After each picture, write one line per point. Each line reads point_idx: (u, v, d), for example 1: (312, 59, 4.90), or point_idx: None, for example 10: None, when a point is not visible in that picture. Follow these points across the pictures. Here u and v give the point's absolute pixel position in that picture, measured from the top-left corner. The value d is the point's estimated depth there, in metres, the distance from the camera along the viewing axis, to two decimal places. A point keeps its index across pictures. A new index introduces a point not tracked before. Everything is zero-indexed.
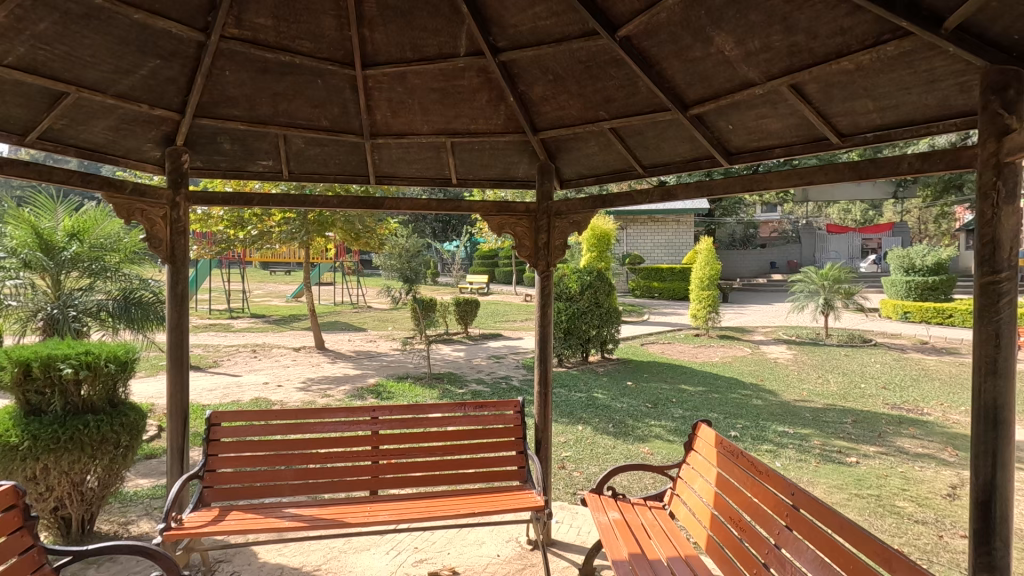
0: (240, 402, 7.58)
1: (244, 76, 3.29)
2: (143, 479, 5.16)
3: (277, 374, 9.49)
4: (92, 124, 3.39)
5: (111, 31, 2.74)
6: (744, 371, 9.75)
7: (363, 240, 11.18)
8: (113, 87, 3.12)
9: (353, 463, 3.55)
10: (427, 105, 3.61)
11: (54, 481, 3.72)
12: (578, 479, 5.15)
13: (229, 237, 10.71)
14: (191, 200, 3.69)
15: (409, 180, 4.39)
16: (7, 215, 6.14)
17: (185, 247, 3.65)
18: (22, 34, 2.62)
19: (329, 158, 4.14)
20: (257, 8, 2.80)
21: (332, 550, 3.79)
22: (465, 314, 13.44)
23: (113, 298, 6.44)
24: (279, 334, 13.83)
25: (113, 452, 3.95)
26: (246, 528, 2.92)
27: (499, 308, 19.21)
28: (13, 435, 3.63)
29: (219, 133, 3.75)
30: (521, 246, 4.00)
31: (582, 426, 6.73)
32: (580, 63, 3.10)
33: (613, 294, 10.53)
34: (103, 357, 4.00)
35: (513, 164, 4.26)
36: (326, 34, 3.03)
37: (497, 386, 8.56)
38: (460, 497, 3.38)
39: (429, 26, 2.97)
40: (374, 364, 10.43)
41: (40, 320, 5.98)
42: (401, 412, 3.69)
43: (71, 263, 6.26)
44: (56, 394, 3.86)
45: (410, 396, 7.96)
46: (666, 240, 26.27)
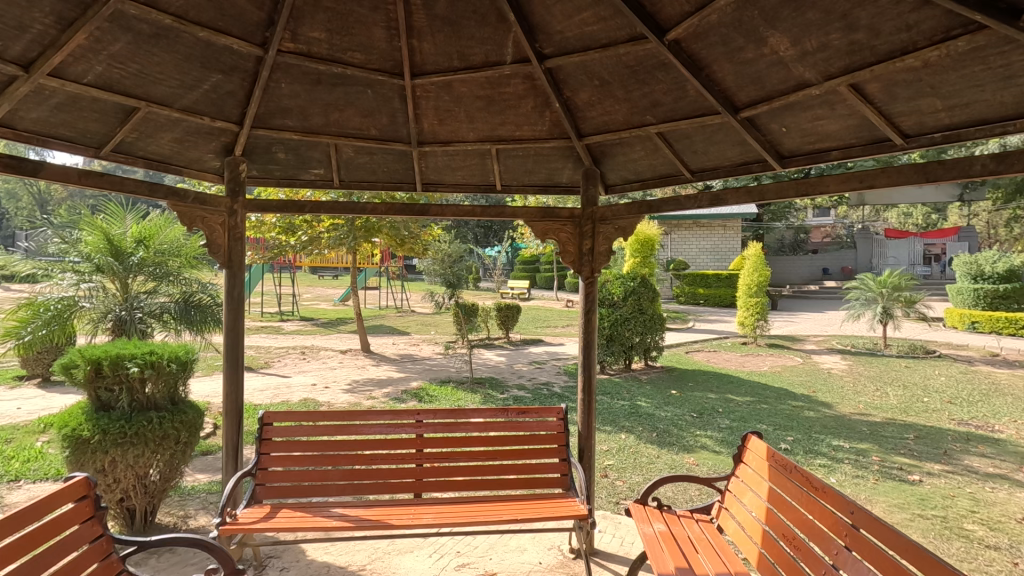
0: (290, 402, 7.84)
1: (298, 88, 3.41)
2: (200, 474, 5.40)
3: (324, 375, 9.79)
4: (159, 137, 3.59)
5: (178, 48, 2.90)
6: (795, 382, 9.36)
7: (408, 245, 11.36)
8: (179, 101, 3.30)
9: (397, 465, 3.61)
10: (472, 112, 3.65)
11: (121, 473, 3.93)
12: (621, 488, 5.07)
13: (282, 242, 11.11)
14: (247, 207, 3.85)
15: (454, 187, 4.45)
16: (83, 222, 6.57)
17: (241, 252, 3.83)
18: (99, 54, 2.81)
19: (377, 166, 4.25)
20: (312, 23, 2.90)
21: (377, 550, 3.86)
22: (506, 319, 13.49)
23: (175, 301, 6.76)
24: (327, 336, 14.24)
25: (174, 447, 4.15)
26: (296, 526, 3.01)
27: (541, 314, 19.19)
28: (85, 429, 3.87)
29: (274, 143, 3.90)
30: (565, 252, 3.99)
31: (625, 434, 6.63)
32: (626, 68, 3.07)
33: (657, 300, 10.34)
34: (165, 357, 4.22)
35: (557, 170, 4.27)
36: (377, 45, 3.10)
37: (539, 392, 8.52)
38: (503, 502, 3.38)
39: (476, 35, 3.00)
40: (418, 367, 10.62)
41: (110, 320, 6.38)
42: (444, 417, 3.75)
43: (138, 267, 6.62)
44: (124, 391, 4.10)
45: (451, 399, 8.07)
46: (712, 245, 25.59)
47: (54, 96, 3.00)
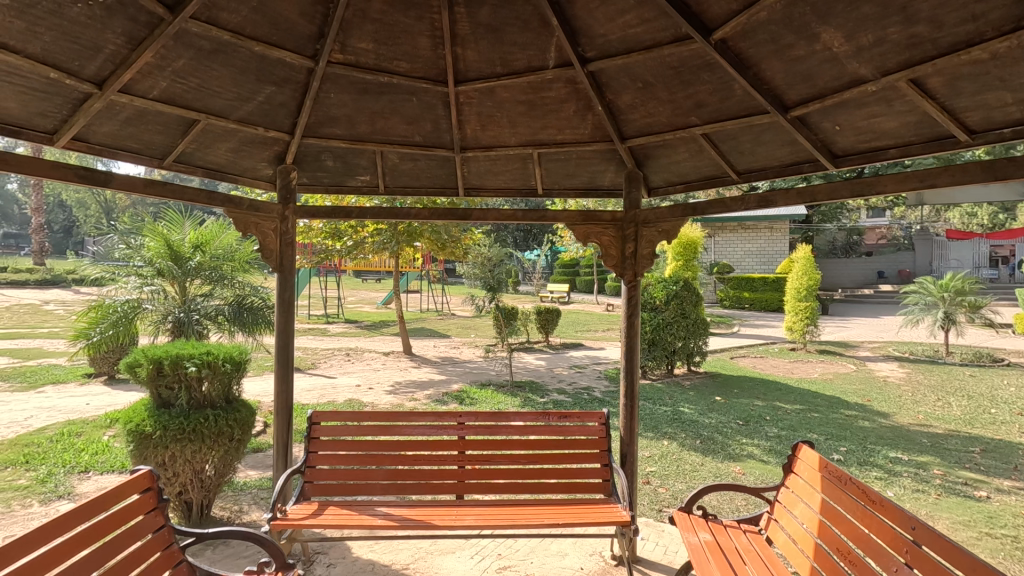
0: (335, 402, 8.06)
1: (346, 98, 3.52)
2: (252, 471, 5.61)
3: (368, 376, 10.02)
4: (217, 147, 3.77)
5: (235, 63, 3.04)
6: (848, 390, 8.96)
7: (449, 249, 11.51)
8: (235, 113, 3.46)
9: (440, 466, 3.66)
10: (514, 117, 3.67)
11: (180, 468, 4.14)
12: (664, 496, 4.97)
13: (328, 247, 11.46)
14: (298, 213, 3.99)
15: (496, 192, 4.49)
16: (145, 229, 6.94)
17: (292, 256, 3.98)
18: (164, 70, 2.98)
19: (421, 171, 4.32)
20: (360, 34, 2.99)
21: (419, 550, 3.91)
22: (546, 322, 13.47)
23: (228, 303, 7.04)
24: (370, 338, 14.56)
25: (228, 444, 4.33)
26: (342, 524, 3.09)
27: (580, 318, 19.07)
28: (148, 425, 4.09)
29: (323, 151, 4.03)
30: (607, 255, 3.96)
31: (668, 441, 6.50)
32: (670, 70, 3.03)
33: (700, 304, 10.11)
34: (221, 357, 4.41)
35: (598, 173, 4.25)
36: (421, 54, 3.16)
37: (579, 396, 8.47)
38: (544, 506, 3.37)
39: (518, 41, 3.02)
40: (458, 370, 10.72)
41: (170, 322, 6.70)
42: (486, 419, 3.77)
43: (195, 271, 6.94)
44: (182, 390, 4.31)
45: (491, 402, 8.11)
46: (758, 248, 24.85)
47: (122, 110, 3.20)
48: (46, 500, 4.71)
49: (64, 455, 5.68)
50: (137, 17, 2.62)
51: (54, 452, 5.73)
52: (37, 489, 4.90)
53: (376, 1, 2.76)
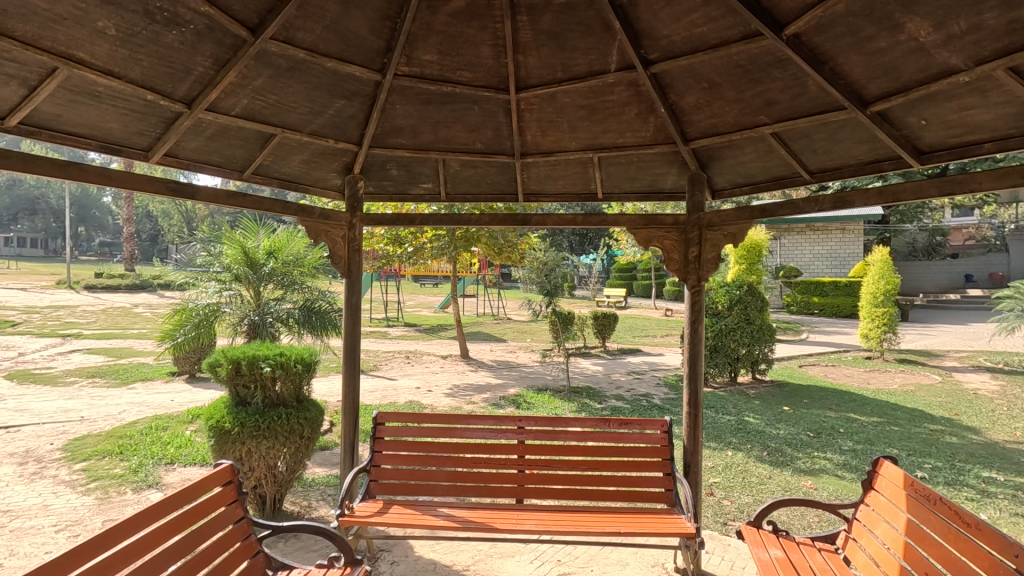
0: (396, 403, 8.28)
1: (411, 109, 3.63)
2: (319, 468, 5.85)
3: (427, 379, 10.23)
4: (291, 159, 3.98)
5: (309, 78, 3.21)
6: (932, 403, 8.34)
7: (505, 254, 11.60)
8: (308, 126, 3.65)
9: (499, 470, 3.69)
10: (575, 122, 3.67)
11: (256, 463, 4.37)
12: (729, 508, 4.79)
13: (390, 252, 11.81)
14: (364, 221, 4.15)
15: (555, 197, 4.50)
16: (224, 237, 7.41)
17: (359, 262, 4.14)
18: (246, 88, 3.18)
19: (482, 178, 4.39)
20: (425, 46, 3.08)
21: (479, 552, 3.96)
22: (603, 327, 13.32)
23: (298, 307, 7.39)
24: (428, 342, 14.88)
25: (298, 441, 4.54)
26: (406, 523, 3.18)
27: (638, 323, 18.70)
28: (227, 421, 4.35)
29: (388, 161, 4.17)
30: (670, 259, 3.88)
31: (733, 451, 6.26)
32: (737, 68, 2.93)
33: (766, 310, 9.69)
34: (293, 358, 4.63)
35: (660, 176, 4.17)
36: (484, 63, 3.22)
37: (638, 403, 8.30)
38: (605, 514, 3.33)
39: (580, 46, 3.02)
40: (514, 374, 10.77)
41: (246, 324, 7.11)
42: (545, 424, 3.77)
43: (269, 276, 7.34)
44: (258, 389, 4.56)
45: (548, 407, 8.09)
46: (828, 250, 23.57)
47: (208, 127, 3.43)
48: (138, 488, 5.10)
49: (152, 447, 6.12)
50: (222, 40, 2.81)
51: (143, 444, 6.20)
52: (130, 478, 5.32)
53: (441, 14, 2.84)
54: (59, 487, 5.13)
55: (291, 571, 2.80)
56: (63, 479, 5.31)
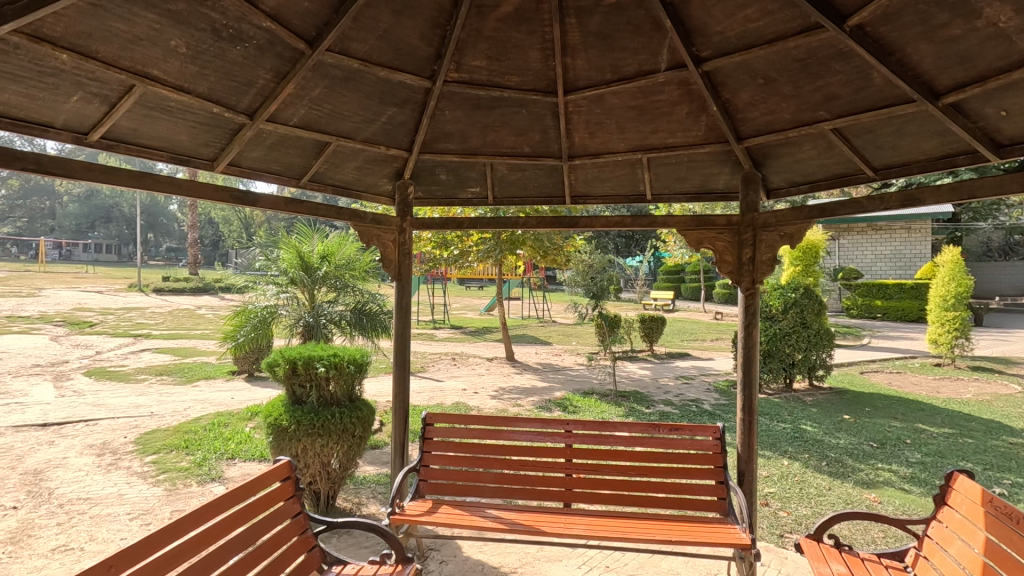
0: (444, 404, 8.40)
1: (460, 114, 3.68)
2: (370, 466, 6.00)
3: (473, 381, 10.33)
4: (344, 166, 4.11)
5: (362, 88, 3.31)
6: (1011, 414, 7.75)
7: (551, 257, 11.57)
8: (361, 134, 3.76)
9: (546, 473, 3.68)
10: (624, 123, 3.63)
11: (311, 460, 4.53)
12: (786, 520, 4.60)
13: (437, 256, 11.99)
14: (414, 225, 4.23)
15: (603, 199, 4.46)
16: (281, 242, 7.73)
17: (409, 266, 4.22)
18: (303, 99, 3.30)
19: (529, 181, 4.41)
20: (474, 52, 3.12)
21: (527, 555, 3.96)
22: (650, 331, 13.09)
23: (350, 309, 7.61)
24: (474, 344, 15.01)
25: (351, 439, 4.68)
26: (455, 523, 3.22)
27: (687, 326, 18.25)
28: (284, 419, 4.53)
29: (437, 166, 4.25)
30: (722, 261, 3.78)
31: (789, 460, 6.02)
32: (795, 62, 2.83)
33: (824, 314, 9.27)
34: (345, 359, 4.78)
35: (712, 176, 4.07)
36: (532, 67, 3.23)
37: (687, 409, 8.10)
38: (654, 521, 3.27)
39: (629, 46, 2.98)
40: (560, 377, 10.71)
41: (301, 326, 7.37)
42: (592, 428, 3.74)
43: (322, 280, 7.60)
44: (312, 388, 4.72)
45: (595, 411, 8.01)
46: (892, 251, 22.34)
47: (268, 137, 3.59)
48: (202, 481, 5.37)
49: (215, 443, 6.44)
50: (282, 53, 2.94)
51: (207, 440, 6.53)
52: (195, 471, 5.61)
53: (490, 19, 2.87)
54: (133, 478, 5.47)
55: (346, 566, 2.90)
56: (136, 471, 5.66)
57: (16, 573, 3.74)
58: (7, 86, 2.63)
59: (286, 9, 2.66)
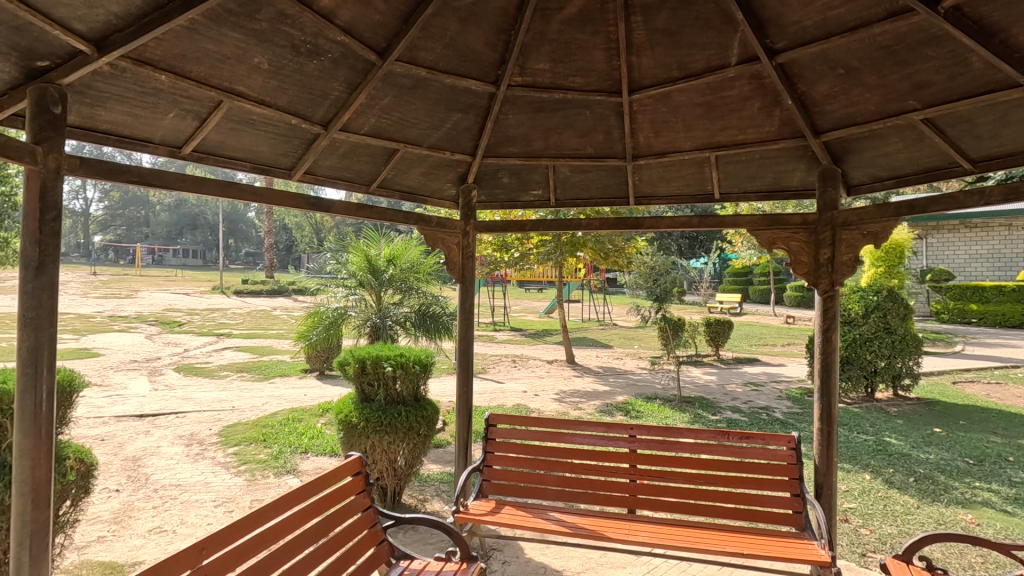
0: (505, 406, 8.47)
1: (523, 117, 3.70)
2: (434, 464, 6.14)
3: (534, 383, 10.34)
4: (411, 172, 4.23)
5: (429, 95, 3.40)
6: None
7: (612, 259, 11.42)
8: (427, 140, 3.86)
9: (609, 478, 3.63)
10: (691, 120, 3.53)
11: (379, 456, 4.69)
12: (868, 538, 4.31)
13: (497, 259, 12.12)
14: (478, 228, 4.30)
15: (669, 199, 4.36)
16: (351, 246, 8.07)
17: (472, 268, 4.29)
18: (374, 108, 3.43)
19: (592, 183, 4.38)
20: (539, 55, 3.14)
21: (590, 560, 3.92)
22: (716, 335, 12.65)
23: (414, 311, 7.83)
24: (534, 346, 15.04)
25: (416, 438, 4.81)
26: (518, 524, 3.23)
27: (756, 331, 17.47)
28: (354, 416, 4.71)
29: (500, 170, 4.30)
30: (798, 262, 3.60)
31: (871, 475, 5.63)
32: (880, 50, 2.66)
33: (911, 318, 8.62)
34: (411, 359, 4.91)
35: (786, 173, 3.89)
36: (596, 67, 3.21)
37: (757, 416, 7.76)
38: (724, 532, 3.14)
39: (698, 41, 2.90)
40: (622, 381, 10.53)
41: (368, 327, 7.62)
42: (657, 433, 3.65)
43: (389, 282, 7.84)
44: (380, 387, 4.88)
45: (658, 417, 7.82)
46: (989, 250, 20.45)
47: (341, 146, 3.76)
48: (279, 473, 5.68)
49: (290, 437, 6.79)
50: (355, 65, 3.07)
51: (282, 434, 6.90)
52: (272, 463, 5.93)
53: (554, 22, 2.87)
54: (217, 467, 5.86)
55: (413, 560, 2.97)
56: (220, 461, 6.06)
57: (119, 550, 4.09)
58: (114, 106, 2.89)
59: (359, 23, 2.78)
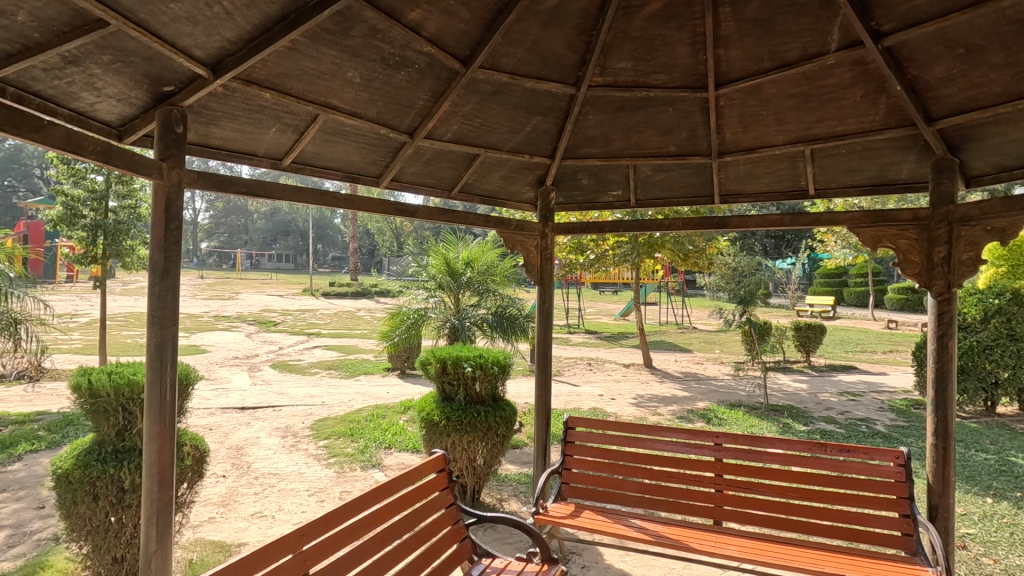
0: (581, 409, 8.39)
1: (603, 118, 3.66)
2: (511, 465, 6.21)
3: (610, 387, 10.17)
4: (491, 175, 4.31)
5: (510, 99, 3.45)
6: None
7: (692, 260, 11.02)
8: (507, 144, 3.92)
9: (693, 487, 3.50)
10: (783, 113, 3.34)
11: (459, 454, 4.81)
12: (992, 569, 3.87)
13: (573, 261, 12.05)
14: (556, 230, 4.31)
15: (757, 197, 4.16)
16: (431, 250, 8.37)
17: (551, 270, 4.31)
18: (456, 115, 3.53)
19: (674, 181, 4.26)
20: (620, 54, 3.09)
21: (672, 570, 3.80)
22: (807, 340, 11.87)
23: (491, 313, 7.94)
24: (609, 349, 14.82)
25: (495, 438, 4.88)
26: (599, 529, 3.18)
27: (852, 336, 16.21)
28: (436, 415, 4.85)
29: (579, 171, 4.27)
30: (906, 262, 3.32)
31: (994, 498, 5.05)
32: (1008, 24, 2.39)
33: None
34: (490, 360, 4.99)
35: (892, 164, 3.59)
36: (681, 63, 3.12)
37: (855, 429, 7.19)
38: (822, 551, 2.94)
39: (792, 29, 2.74)
40: (703, 387, 10.13)
41: (447, 328, 7.80)
42: (746, 442, 3.48)
43: (467, 284, 8.02)
44: (460, 387, 4.99)
45: (744, 425, 7.46)
46: None
47: (425, 153, 3.90)
48: (365, 467, 5.96)
49: (374, 432, 7.11)
50: (440, 74, 3.16)
51: (368, 429, 7.24)
52: (358, 457, 6.24)
53: (637, 19, 2.82)
54: (310, 459, 6.25)
55: (494, 559, 3.01)
56: (312, 453, 6.45)
57: (227, 531, 4.46)
58: (226, 124, 3.17)
59: (444, 33, 2.86)
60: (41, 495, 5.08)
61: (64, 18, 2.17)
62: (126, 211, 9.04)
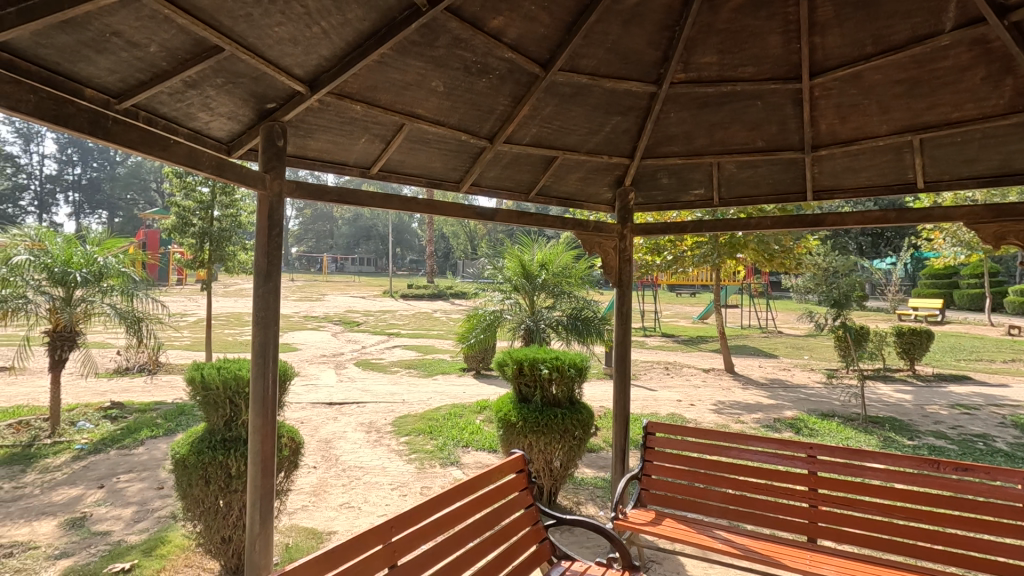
0: (659, 414, 8.17)
1: (685, 115, 3.56)
2: (587, 468, 6.16)
3: (689, 392, 9.82)
4: (569, 177, 4.31)
5: (589, 100, 3.43)
6: None
7: (778, 261, 10.42)
8: (585, 145, 3.90)
9: (785, 501, 3.30)
10: (888, 101, 3.10)
11: (536, 455, 4.82)
12: None
13: (649, 262, 11.76)
14: (635, 232, 4.23)
15: (856, 192, 3.88)
16: (506, 252, 8.48)
17: (629, 272, 4.24)
18: (535, 118, 3.56)
19: (762, 178, 4.06)
20: (705, 49, 2.99)
21: None
22: (911, 347, 10.88)
23: (566, 315, 7.81)
24: (687, 354, 14.31)
25: (571, 440, 4.85)
26: (682, 538, 3.08)
27: (965, 343, 14.67)
28: (513, 415, 4.89)
29: (658, 170, 4.17)
30: None
31: None
32: None
33: None
34: (567, 363, 4.99)
35: (1017, 153, 3.23)
36: (771, 53, 2.97)
37: (970, 445, 6.50)
38: None
39: (900, 11, 2.53)
40: (791, 395, 9.55)
41: (522, 329, 7.82)
42: (844, 455, 3.24)
43: (542, 286, 8.05)
44: (537, 388, 5.01)
45: (838, 436, 6.95)
46: None
47: (504, 158, 3.96)
48: (444, 464, 6.12)
49: (452, 431, 7.29)
50: (519, 79, 3.20)
51: (446, 427, 7.44)
52: (437, 454, 6.42)
53: (724, 12, 2.72)
54: (392, 454, 6.51)
55: (573, 562, 2.99)
56: (394, 448, 6.72)
57: (318, 519, 4.74)
58: (320, 136, 3.38)
59: (525, 39, 2.90)
60: (160, 477, 5.64)
61: (186, 47, 2.41)
62: (227, 220, 9.83)
